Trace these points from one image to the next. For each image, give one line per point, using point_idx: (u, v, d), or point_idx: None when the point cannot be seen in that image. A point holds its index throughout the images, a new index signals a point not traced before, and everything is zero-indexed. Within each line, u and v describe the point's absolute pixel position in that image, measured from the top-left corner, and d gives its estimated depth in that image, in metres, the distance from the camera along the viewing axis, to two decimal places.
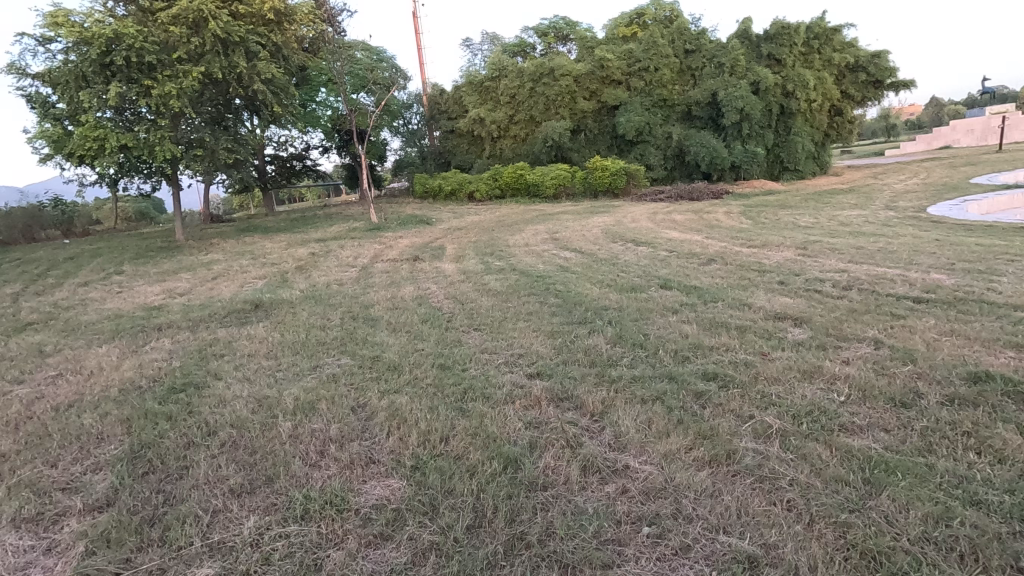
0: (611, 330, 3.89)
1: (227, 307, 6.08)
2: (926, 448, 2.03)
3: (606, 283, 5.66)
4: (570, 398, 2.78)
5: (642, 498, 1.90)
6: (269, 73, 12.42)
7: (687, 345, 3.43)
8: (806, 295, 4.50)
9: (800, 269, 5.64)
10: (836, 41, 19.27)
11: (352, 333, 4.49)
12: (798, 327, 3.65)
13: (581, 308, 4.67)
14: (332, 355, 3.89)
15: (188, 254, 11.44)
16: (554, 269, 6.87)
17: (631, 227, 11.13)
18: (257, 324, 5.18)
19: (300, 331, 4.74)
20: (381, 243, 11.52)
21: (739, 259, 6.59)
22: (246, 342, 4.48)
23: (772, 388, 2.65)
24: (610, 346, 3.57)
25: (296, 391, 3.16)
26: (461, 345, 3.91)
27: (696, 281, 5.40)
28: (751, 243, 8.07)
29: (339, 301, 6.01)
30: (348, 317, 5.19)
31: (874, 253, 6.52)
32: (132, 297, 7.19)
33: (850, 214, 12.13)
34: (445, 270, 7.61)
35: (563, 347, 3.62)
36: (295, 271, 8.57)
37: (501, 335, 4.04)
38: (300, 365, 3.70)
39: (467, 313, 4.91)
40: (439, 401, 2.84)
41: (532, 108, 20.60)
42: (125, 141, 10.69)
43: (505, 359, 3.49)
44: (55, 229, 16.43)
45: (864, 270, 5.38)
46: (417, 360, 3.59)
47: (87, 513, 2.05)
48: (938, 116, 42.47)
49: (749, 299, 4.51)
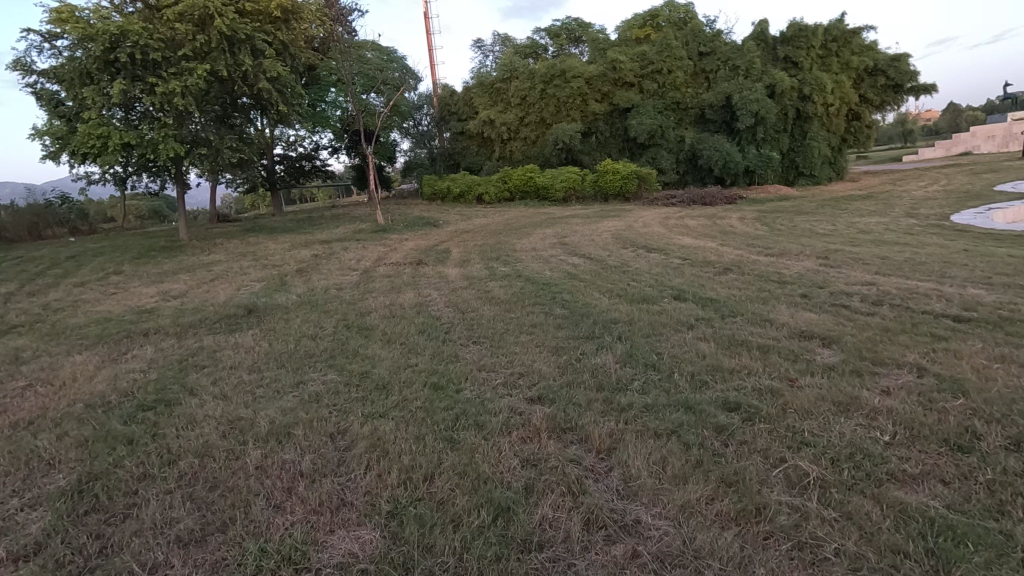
0: (621, 346, 3.58)
1: (219, 312, 5.83)
2: (997, 508, 1.72)
3: (615, 293, 5.34)
4: (574, 429, 2.48)
5: (655, 567, 1.60)
6: (275, 71, 12.20)
7: (706, 368, 3.10)
8: (833, 311, 4.16)
9: (823, 281, 5.28)
10: (855, 44, 18.81)
11: (343, 344, 4.21)
12: (827, 348, 3.31)
13: (589, 321, 4.36)
14: (318, 369, 3.61)
15: (190, 254, 11.24)
16: (562, 276, 6.55)
17: (642, 232, 10.78)
18: (246, 332, 4.91)
19: (290, 340, 4.47)
20: (386, 245, 11.28)
21: (757, 268, 6.23)
22: (231, 352, 4.21)
23: (804, 424, 2.32)
24: (619, 366, 3.25)
25: (273, 413, 2.88)
26: (457, 360, 3.61)
27: (712, 292, 5.07)
28: (769, 250, 7.71)
29: (336, 307, 5.74)
30: (342, 325, 4.91)
31: (901, 264, 6.16)
32: (125, 300, 6.97)
33: (869, 221, 11.71)
34: (449, 275, 7.33)
35: (568, 367, 3.31)
36: (295, 274, 8.33)
37: (502, 351, 3.73)
38: (283, 380, 3.42)
39: (466, 323, 4.61)
40: (427, 428, 2.55)
41: (542, 110, 20.35)
42: (128, 139, 10.55)
43: (505, 379, 3.19)
44: (61, 227, 16.33)
45: (893, 283, 5.01)
46: (408, 378, 3.29)
47: (9, 563, 1.79)
48: (957, 123, 41.61)
49: (771, 314, 4.17)
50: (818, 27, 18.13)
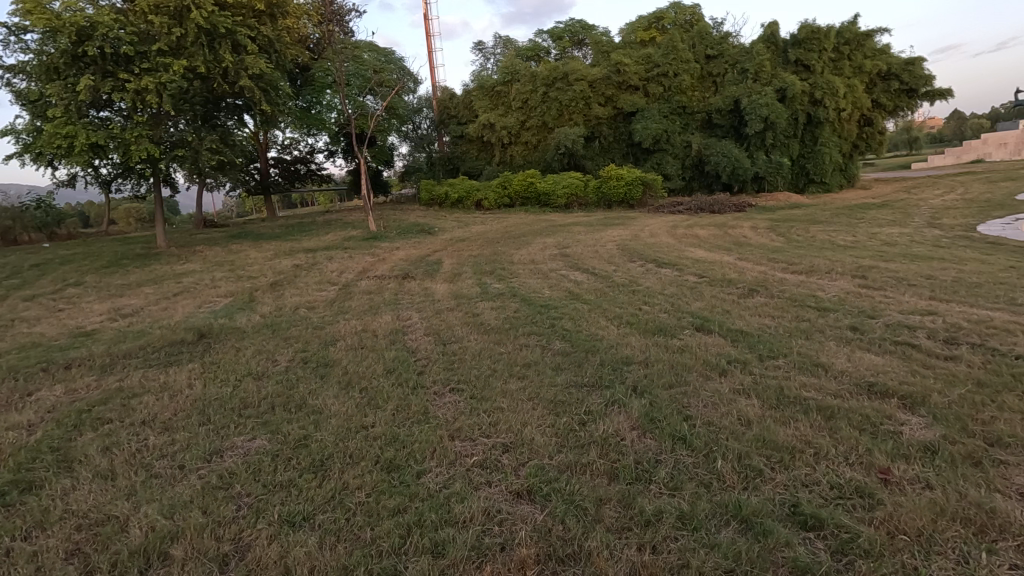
0: (639, 405, 2.76)
1: (164, 337, 5.04)
2: None
3: (625, 320, 4.53)
4: (579, 561, 1.69)
5: None
6: (258, 68, 11.41)
7: (756, 444, 2.30)
8: (899, 353, 3.33)
9: (871, 308, 4.47)
10: (868, 47, 18.03)
11: (289, 390, 3.40)
12: (913, 414, 2.50)
13: (595, 360, 3.54)
14: (246, 431, 2.80)
15: (163, 263, 10.46)
16: (562, 296, 5.75)
17: (650, 244, 9.93)
18: (185, 366, 4.12)
19: (230, 380, 3.68)
20: (374, 255, 10.47)
21: (787, 289, 5.43)
22: (152, 397, 3.40)
23: (933, 568, 1.53)
24: (636, 438, 2.45)
25: (157, 509, 2.08)
26: (426, 420, 2.81)
27: (741, 323, 4.24)
28: (794, 267, 6.90)
29: (298, 333, 4.94)
30: (299, 360, 4.10)
31: (955, 287, 5.36)
32: (68, 318, 6.17)
33: (890, 232, 10.87)
34: (435, 292, 6.54)
35: (569, 436, 2.51)
36: (268, 288, 7.55)
37: (484, 407, 2.90)
38: (194, 449, 2.61)
39: (446, 361, 3.78)
40: (361, 554, 1.76)
41: (544, 113, 19.64)
42: (97, 139, 9.69)
43: (487, 456, 2.39)
44: (37, 231, 15.56)
45: (956, 312, 4.20)
46: (358, 451, 2.49)
47: None
48: (962, 133, 40.79)
49: (822, 356, 3.35)
50: (831, 30, 17.40)
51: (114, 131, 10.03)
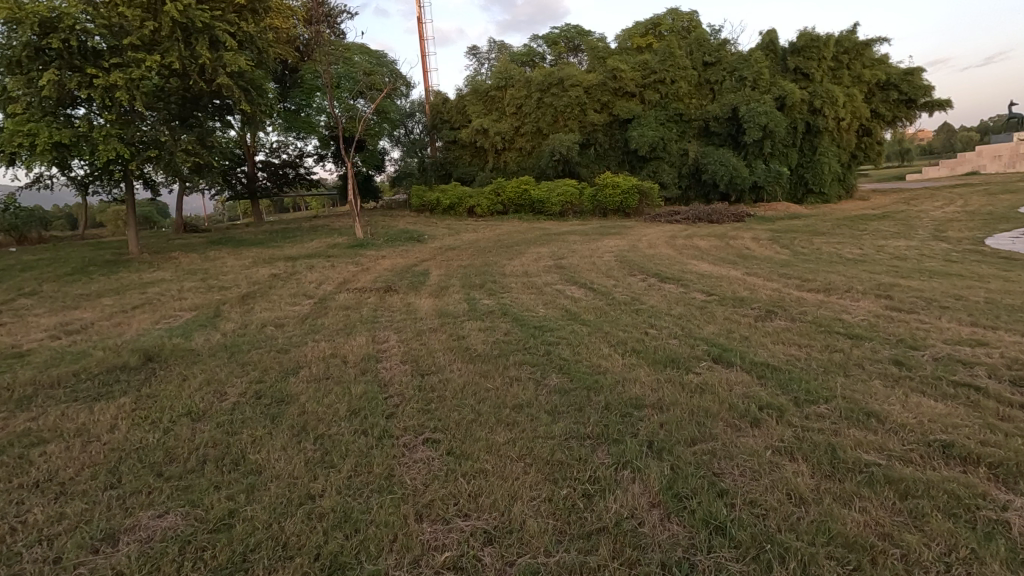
0: (659, 471, 2.18)
1: (105, 360, 4.42)
2: None
3: (630, 348, 3.95)
4: None
5: None
6: (238, 65, 10.75)
7: (821, 539, 1.75)
8: (964, 398, 2.79)
9: (911, 335, 3.93)
10: (867, 56, 17.68)
11: (228, 438, 2.77)
12: (1015, 494, 1.96)
13: (600, 401, 2.97)
14: (159, 502, 2.19)
15: (131, 271, 9.81)
16: (558, 316, 5.15)
17: (649, 255, 9.38)
18: (116, 398, 3.51)
19: (160, 423, 3.05)
20: (358, 264, 9.88)
21: (807, 310, 4.90)
22: (57, 448, 2.76)
23: None
24: (662, 526, 1.88)
25: None
26: (390, 488, 2.21)
27: (766, 353, 3.66)
28: (808, 283, 6.38)
29: (259, 357, 4.34)
30: (251, 393, 3.49)
31: (991, 310, 4.84)
32: (7, 335, 5.52)
33: (896, 245, 10.41)
34: (418, 308, 5.98)
35: (571, 518, 1.93)
36: (237, 301, 6.92)
37: (464, 469, 2.31)
38: (82, 532, 2.00)
39: (423, 398, 3.19)
40: None
41: (539, 119, 19.12)
42: (61, 138, 9.03)
43: (462, 551, 1.80)
44: (6, 236, 14.78)
45: (1012, 344, 3.65)
46: (297, 537, 1.91)
47: None
48: (954, 145, 40.77)
49: (872, 402, 2.78)
50: (830, 38, 16.99)
51: (81, 129, 9.37)
